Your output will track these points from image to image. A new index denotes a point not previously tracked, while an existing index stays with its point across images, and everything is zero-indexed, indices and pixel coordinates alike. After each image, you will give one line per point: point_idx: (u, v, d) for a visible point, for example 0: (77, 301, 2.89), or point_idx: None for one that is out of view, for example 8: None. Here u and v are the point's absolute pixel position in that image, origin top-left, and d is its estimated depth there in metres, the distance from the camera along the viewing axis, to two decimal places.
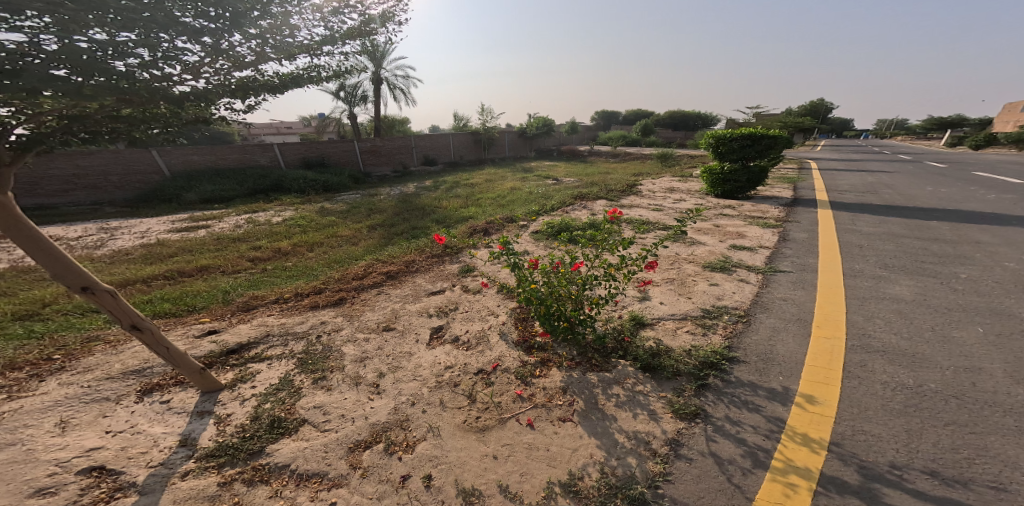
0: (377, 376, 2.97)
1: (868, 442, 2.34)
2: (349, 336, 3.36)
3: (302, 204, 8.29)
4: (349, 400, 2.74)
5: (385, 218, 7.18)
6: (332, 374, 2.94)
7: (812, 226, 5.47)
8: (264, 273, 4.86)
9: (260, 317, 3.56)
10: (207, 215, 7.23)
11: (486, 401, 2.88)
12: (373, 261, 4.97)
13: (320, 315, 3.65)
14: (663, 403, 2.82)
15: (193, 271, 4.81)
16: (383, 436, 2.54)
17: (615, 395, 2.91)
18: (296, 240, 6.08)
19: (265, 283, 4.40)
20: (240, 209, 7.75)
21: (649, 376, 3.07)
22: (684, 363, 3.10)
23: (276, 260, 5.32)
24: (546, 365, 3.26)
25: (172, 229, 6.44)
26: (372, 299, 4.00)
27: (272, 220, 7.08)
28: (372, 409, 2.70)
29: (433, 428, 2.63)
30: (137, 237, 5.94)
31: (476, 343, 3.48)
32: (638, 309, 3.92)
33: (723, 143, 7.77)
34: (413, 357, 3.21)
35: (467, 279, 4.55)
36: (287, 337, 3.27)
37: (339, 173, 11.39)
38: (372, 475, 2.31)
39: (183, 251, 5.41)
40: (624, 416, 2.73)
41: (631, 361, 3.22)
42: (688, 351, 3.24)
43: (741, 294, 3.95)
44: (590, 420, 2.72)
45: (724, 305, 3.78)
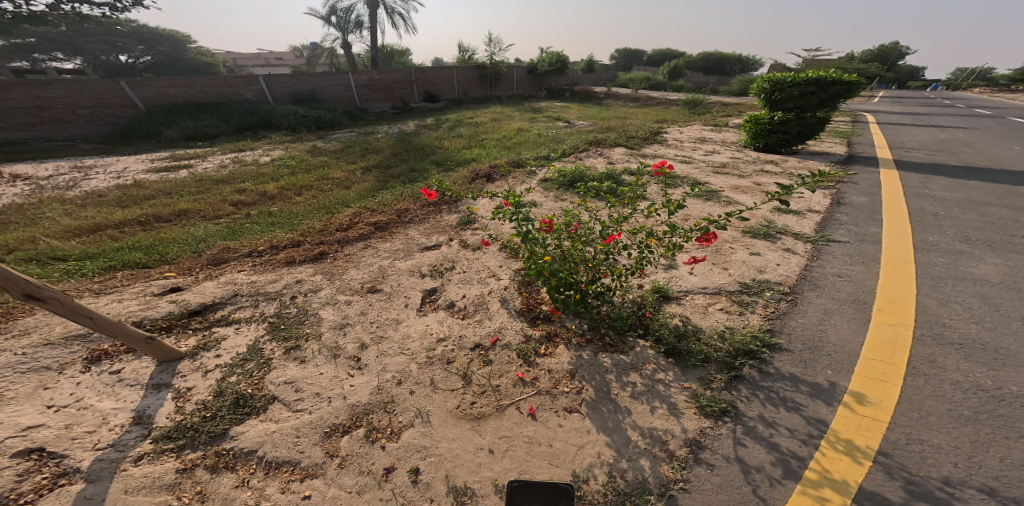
0: (357, 348, 2.62)
1: (924, 454, 2.00)
2: (330, 298, 2.98)
3: (292, 143, 7.65)
4: (327, 376, 2.42)
5: (380, 161, 6.58)
6: (308, 343, 2.59)
7: (873, 189, 4.78)
8: (247, 220, 4.46)
9: (230, 274, 3.18)
10: (190, 154, 6.71)
11: (482, 382, 2.55)
12: (362, 208, 4.48)
13: (296, 272, 3.26)
14: (685, 395, 2.45)
15: (167, 217, 4.41)
16: (366, 420, 2.25)
17: (630, 382, 2.55)
18: (284, 183, 5.64)
19: (242, 233, 4.00)
20: (226, 147, 7.20)
21: (671, 361, 2.68)
22: (721, 349, 2.69)
23: (259, 206, 4.92)
24: (552, 341, 2.88)
25: (150, 169, 5.97)
26: (358, 255, 3.59)
27: (260, 161, 6.55)
28: (353, 388, 2.38)
29: (421, 412, 2.33)
30: (111, 177, 5.54)
31: (473, 311, 3.09)
32: (662, 280, 3.46)
33: (780, 89, 6.72)
34: (402, 325, 2.84)
35: (466, 233, 4.07)
36: (258, 297, 2.91)
37: (333, 109, 10.56)
38: (351, 465, 2.04)
39: (158, 195, 4.99)
40: (641, 409, 2.39)
41: (652, 342, 2.83)
42: (721, 334, 2.82)
43: (785, 267, 3.46)
44: (600, 411, 2.38)
45: (766, 280, 3.31)
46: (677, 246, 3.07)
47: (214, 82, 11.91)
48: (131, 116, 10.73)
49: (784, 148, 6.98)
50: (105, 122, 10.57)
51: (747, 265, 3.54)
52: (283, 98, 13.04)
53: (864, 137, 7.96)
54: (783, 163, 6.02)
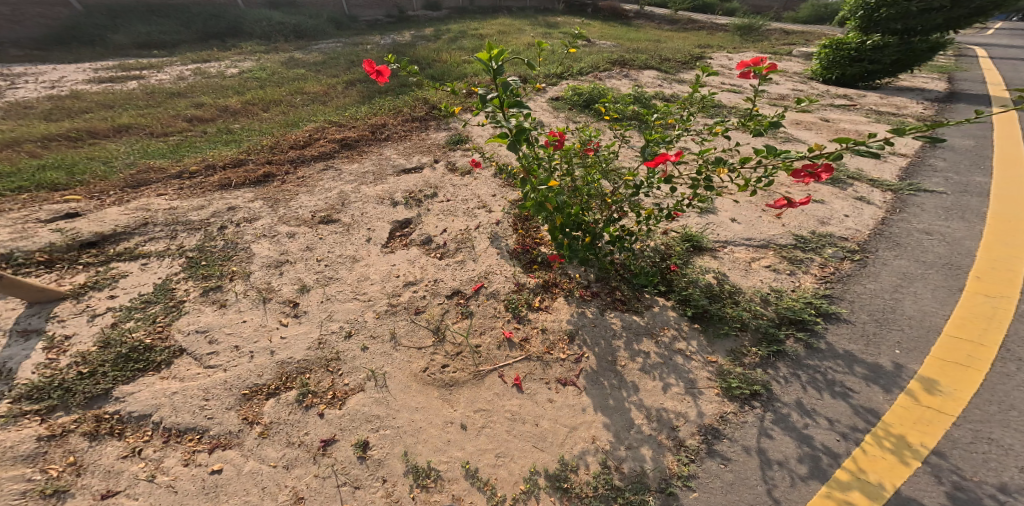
0: (294, 292, 2.05)
1: (988, 456, 1.50)
2: (268, 229, 2.38)
3: (267, 54, 6.64)
4: (252, 325, 1.88)
5: (368, 75, 5.62)
6: (231, 285, 2.03)
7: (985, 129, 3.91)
8: (198, 137, 3.77)
9: (145, 198, 2.56)
10: (145, 64, 5.80)
11: (456, 340, 2.00)
12: (327, 123, 3.74)
13: (230, 197, 2.63)
14: (708, 371, 1.90)
15: (103, 132, 3.72)
16: (299, 380, 1.73)
17: (639, 350, 2.00)
18: (249, 96, 4.82)
19: (182, 149, 3.33)
20: (187, 56, 6.26)
21: (696, 327, 2.10)
22: (763, 316, 2.09)
23: (216, 121, 4.19)
24: (549, 291, 2.30)
25: (93, 80, 5.13)
26: (314, 178, 2.94)
27: (225, 73, 5.63)
28: (284, 340, 1.85)
29: (371, 373, 1.80)
30: (46, 87, 4.80)
31: (454, 249, 2.48)
32: (695, 229, 2.86)
33: (890, 4, 5.53)
34: (359, 265, 2.25)
35: (455, 155, 3.39)
36: (176, 227, 2.31)
37: (317, 15, 9.22)
38: (277, 435, 1.56)
39: (98, 107, 4.25)
40: (651, 386, 1.85)
41: (674, 302, 2.24)
42: (763, 298, 2.21)
43: (857, 219, 2.83)
44: (599, 386, 1.85)
45: (829, 234, 2.68)
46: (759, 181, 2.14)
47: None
48: (76, 16, 9.03)
49: (862, 82, 5.96)
50: (59, 28, 8.66)
51: (804, 215, 2.93)
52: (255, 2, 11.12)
53: (967, 72, 6.61)
54: (857, 99, 5.06)
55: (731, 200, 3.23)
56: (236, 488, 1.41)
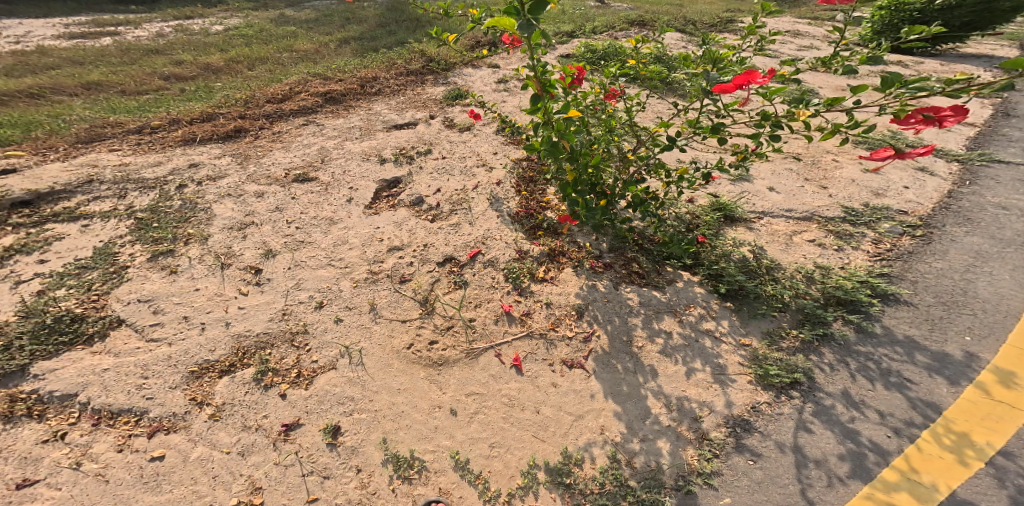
0: (257, 258, 1.76)
1: None
2: (233, 187, 2.08)
3: (256, 11, 6.18)
4: (206, 294, 1.61)
5: (364, 32, 5.18)
6: (185, 250, 1.74)
7: None
8: (172, 92, 3.43)
9: (94, 155, 2.26)
10: (123, 20, 5.38)
11: (446, 314, 1.72)
12: (313, 76, 3.38)
13: (193, 153, 2.33)
14: (741, 355, 1.61)
15: (69, 87, 3.40)
16: (258, 355, 1.47)
17: (658, 330, 1.70)
18: (232, 51, 4.43)
19: (150, 103, 3.01)
20: (171, 13, 5.83)
21: (728, 306, 1.80)
22: (807, 295, 1.78)
23: (193, 74, 3.83)
24: (555, 261, 2.00)
25: (64, 35, 4.74)
26: (293, 133, 2.63)
27: (210, 30, 5.20)
28: (243, 311, 1.58)
29: (344, 349, 1.53)
30: (16, 43, 4.44)
31: (448, 212, 2.17)
32: (728, 197, 2.57)
33: None
34: (337, 227, 1.96)
35: (453, 111, 3.07)
36: (127, 185, 2.02)
37: None
38: (233, 417, 1.30)
39: (66, 61, 3.91)
40: (672, 371, 1.56)
41: (702, 278, 1.94)
42: (804, 275, 1.90)
43: (918, 191, 2.55)
44: (611, 369, 1.57)
45: (886, 207, 2.42)
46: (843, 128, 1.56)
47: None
48: None
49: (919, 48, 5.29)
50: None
51: (854, 186, 2.68)
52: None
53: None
54: (914, 66, 4.57)
55: (767, 168, 2.93)
56: (182, 477, 1.16)
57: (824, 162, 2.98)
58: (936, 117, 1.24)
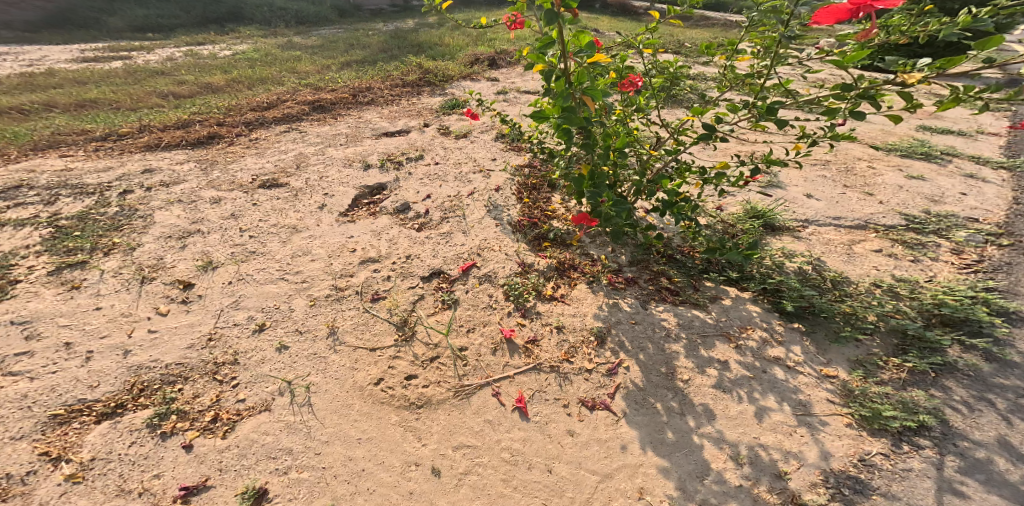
0: (191, 271, 1.44)
1: None
2: (187, 194, 1.81)
3: (264, 38, 6.23)
4: (107, 315, 1.28)
5: (367, 55, 5.12)
6: (101, 263, 1.44)
7: None
8: (157, 101, 3.25)
9: (40, 160, 2.03)
10: (135, 46, 5.41)
11: (429, 341, 1.34)
12: (304, 88, 3.21)
13: (153, 159, 2.09)
14: (828, 390, 1.19)
15: (51, 98, 3.24)
16: (160, 393, 1.11)
17: (707, 359, 1.30)
18: (231, 70, 4.34)
19: (129, 114, 2.82)
20: (184, 40, 5.90)
21: (796, 328, 1.39)
22: (904, 313, 1.37)
23: (185, 85, 3.68)
24: (565, 276, 1.63)
25: (76, 59, 4.74)
26: (272, 139, 2.38)
27: (218, 54, 5.18)
28: (153, 336, 1.24)
29: (284, 385, 1.16)
30: (26, 65, 4.41)
31: (438, 219, 1.84)
32: (764, 204, 2.18)
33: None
34: (300, 236, 1.64)
35: (449, 119, 2.83)
36: (62, 191, 1.76)
37: (326, 4, 8.89)
38: (98, 478, 0.93)
39: (64, 78, 3.81)
40: (735, 413, 1.15)
41: (755, 294, 1.55)
42: (885, 289, 1.50)
43: (978, 198, 2.24)
44: (648, 411, 1.16)
45: (952, 215, 2.06)
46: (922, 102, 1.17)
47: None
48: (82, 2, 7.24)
49: None
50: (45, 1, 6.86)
51: (906, 193, 2.32)
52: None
53: None
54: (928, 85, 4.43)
55: (797, 175, 2.55)
56: None
57: (859, 168, 2.62)
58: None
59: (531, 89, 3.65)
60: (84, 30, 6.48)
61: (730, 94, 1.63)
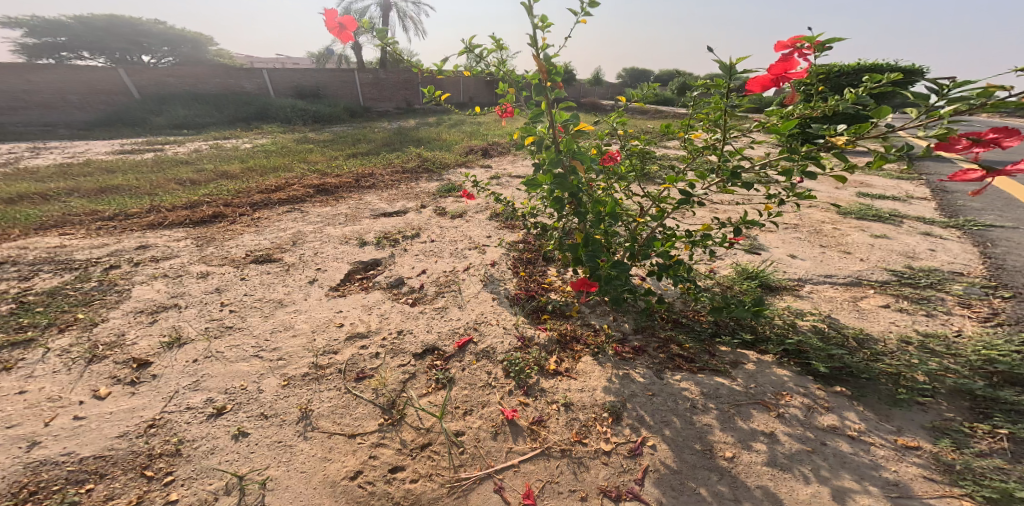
0: (154, 348, 1.31)
1: None
2: (175, 268, 1.76)
3: (284, 133, 6.77)
4: (29, 399, 1.12)
5: (370, 147, 5.51)
6: (50, 340, 1.30)
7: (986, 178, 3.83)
8: (168, 183, 3.37)
9: (37, 238, 2.01)
10: (169, 140, 5.82)
11: (420, 425, 1.18)
12: (309, 173, 3.38)
13: (151, 236, 2.08)
14: (917, 464, 1.04)
15: (65, 182, 3.33)
16: (59, 495, 0.92)
17: (750, 431, 1.15)
18: (244, 158, 4.61)
19: (139, 196, 2.89)
20: (211, 135, 6.36)
21: (841, 393, 1.27)
22: (954, 371, 1.27)
23: (199, 171, 3.86)
24: (566, 347, 1.53)
25: (115, 150, 5.07)
26: (272, 218, 2.41)
27: (239, 146, 5.54)
28: (76, 424, 1.07)
29: (232, 482, 0.98)
30: (65, 156, 4.67)
31: (432, 294, 1.77)
32: (754, 265, 2.19)
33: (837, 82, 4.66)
34: (284, 310, 1.55)
35: (444, 200, 2.94)
36: (45, 265, 1.71)
37: (336, 105, 9.87)
38: None
39: (93, 166, 3.99)
40: (806, 497, 0.98)
41: (778, 357, 1.45)
42: (917, 346, 1.42)
43: (945, 252, 2.32)
44: (690, 499, 0.99)
45: (936, 269, 2.08)
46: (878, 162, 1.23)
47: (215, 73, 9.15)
48: (132, 103, 8.13)
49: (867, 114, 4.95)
50: (106, 109, 7.99)
51: (880, 250, 2.37)
52: (285, 95, 10.14)
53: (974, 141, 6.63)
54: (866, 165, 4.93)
55: (774, 237, 2.63)
56: None
57: (826, 230, 2.73)
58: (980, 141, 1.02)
59: (521, 172, 3.89)
60: (129, 129, 7.09)
61: (695, 163, 1.73)
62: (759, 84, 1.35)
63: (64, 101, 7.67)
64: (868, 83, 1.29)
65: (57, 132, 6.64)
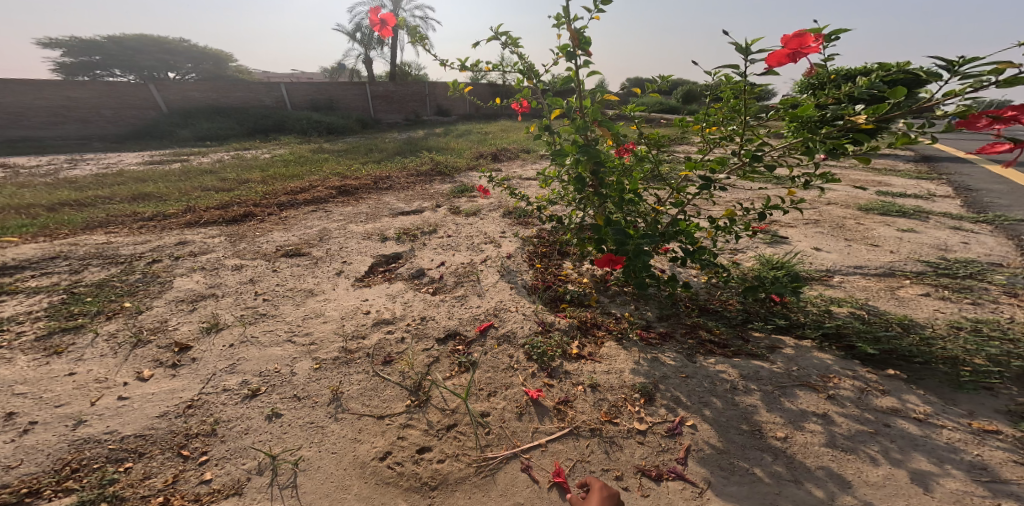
0: (194, 333, 1.37)
1: None
2: (211, 262, 1.84)
3: (302, 143, 6.97)
4: (77, 380, 1.15)
5: (384, 154, 5.62)
6: (99, 326, 1.37)
7: (1014, 176, 3.72)
8: (196, 189, 3.52)
9: (82, 237, 2.12)
10: (195, 151, 6.05)
11: (445, 406, 1.17)
12: (329, 177, 3.48)
13: (188, 233, 2.18)
14: (1000, 447, 0.98)
15: (101, 191, 3.50)
16: (99, 473, 0.91)
17: (800, 412, 1.13)
18: (266, 166, 4.77)
19: (170, 201, 3.02)
20: (234, 145, 6.59)
21: (895, 376, 1.23)
22: (1018, 355, 1.21)
23: (224, 178, 4.01)
24: (589, 334, 1.53)
25: (145, 161, 5.30)
26: (298, 217, 2.50)
27: (261, 156, 5.72)
28: (120, 404, 1.09)
29: (265, 462, 0.97)
30: (100, 167, 4.89)
31: (453, 284, 1.80)
32: (778, 256, 2.16)
33: None
34: (315, 299, 1.60)
35: (459, 200, 2.98)
36: (92, 260, 1.81)
37: (352, 116, 10.12)
38: None
39: (126, 176, 4.18)
40: (878, 479, 0.94)
41: (817, 342, 1.42)
42: (970, 332, 1.37)
43: (979, 244, 2.25)
44: (742, 479, 0.97)
45: (972, 260, 2.01)
46: (902, 140, 1.24)
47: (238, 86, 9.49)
48: (161, 117, 8.50)
49: None
50: (137, 124, 8.34)
51: (909, 243, 2.31)
52: (303, 106, 10.41)
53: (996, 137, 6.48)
54: (885, 164, 4.83)
55: (797, 231, 2.59)
56: None
57: (849, 225, 2.68)
58: (1001, 117, 1.09)
59: (533, 174, 3.93)
60: (157, 142, 7.39)
61: (713, 151, 1.75)
62: (775, 58, 1.35)
63: (100, 115, 8.05)
64: (877, 71, 1.37)
65: (92, 145, 6.97)
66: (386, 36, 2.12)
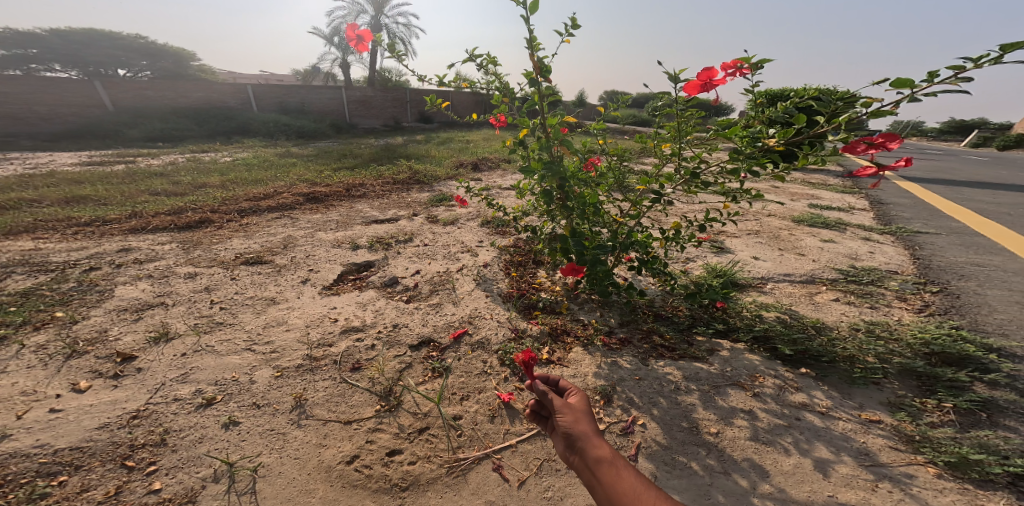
0: (140, 343, 1.27)
1: None
2: (160, 270, 1.72)
3: (263, 147, 6.70)
4: (1, 394, 1.04)
5: (355, 161, 5.51)
6: (26, 337, 1.25)
7: (919, 193, 4.17)
8: (147, 193, 3.29)
9: (9, 243, 1.93)
10: (143, 153, 5.67)
11: (417, 410, 1.15)
12: (296, 182, 3.37)
13: (134, 240, 2.04)
14: (881, 435, 1.09)
15: (39, 193, 3.20)
16: (27, 488, 0.83)
17: (730, 409, 1.20)
18: (226, 171, 4.55)
19: (117, 204, 2.81)
20: (186, 149, 6.23)
21: (807, 374, 1.34)
22: (899, 353, 1.36)
23: (183, 182, 3.78)
24: (557, 340, 1.56)
25: (82, 162, 4.88)
26: (260, 223, 2.40)
27: (219, 160, 5.44)
28: (52, 417, 0.99)
29: (222, 469, 0.92)
30: (28, 167, 4.46)
31: (427, 292, 1.79)
32: (722, 265, 2.31)
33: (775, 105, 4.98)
34: (277, 307, 1.54)
35: (436, 209, 2.98)
36: (19, 267, 1.65)
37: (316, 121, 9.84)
38: None
39: (59, 177, 3.81)
40: (789, 467, 1.01)
41: (749, 345, 1.52)
42: (865, 332, 1.52)
43: (882, 253, 2.51)
44: (684, 473, 1.02)
45: (876, 268, 2.23)
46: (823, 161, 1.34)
47: (195, 87, 9.02)
48: (102, 116, 7.90)
49: None
50: (75, 123, 7.70)
51: (829, 252, 2.53)
52: (268, 110, 10.03)
53: None
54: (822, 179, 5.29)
55: (740, 241, 2.78)
56: None
57: (783, 235, 2.91)
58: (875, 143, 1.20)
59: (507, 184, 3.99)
60: (97, 141, 6.86)
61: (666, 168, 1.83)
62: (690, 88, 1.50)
63: (31, 111, 7.38)
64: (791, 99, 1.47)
65: (19, 143, 6.35)
66: (362, 51, 2.12)
